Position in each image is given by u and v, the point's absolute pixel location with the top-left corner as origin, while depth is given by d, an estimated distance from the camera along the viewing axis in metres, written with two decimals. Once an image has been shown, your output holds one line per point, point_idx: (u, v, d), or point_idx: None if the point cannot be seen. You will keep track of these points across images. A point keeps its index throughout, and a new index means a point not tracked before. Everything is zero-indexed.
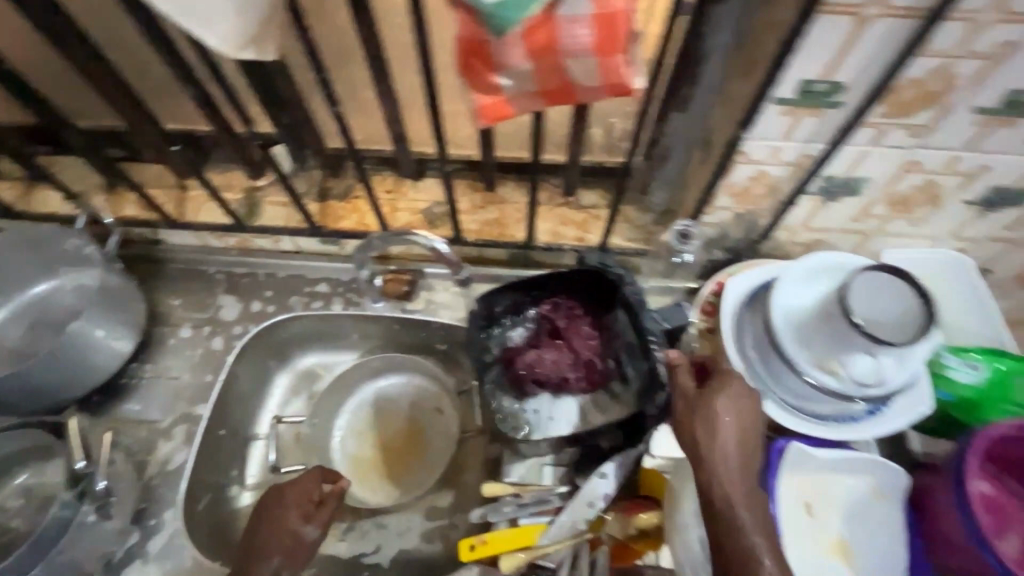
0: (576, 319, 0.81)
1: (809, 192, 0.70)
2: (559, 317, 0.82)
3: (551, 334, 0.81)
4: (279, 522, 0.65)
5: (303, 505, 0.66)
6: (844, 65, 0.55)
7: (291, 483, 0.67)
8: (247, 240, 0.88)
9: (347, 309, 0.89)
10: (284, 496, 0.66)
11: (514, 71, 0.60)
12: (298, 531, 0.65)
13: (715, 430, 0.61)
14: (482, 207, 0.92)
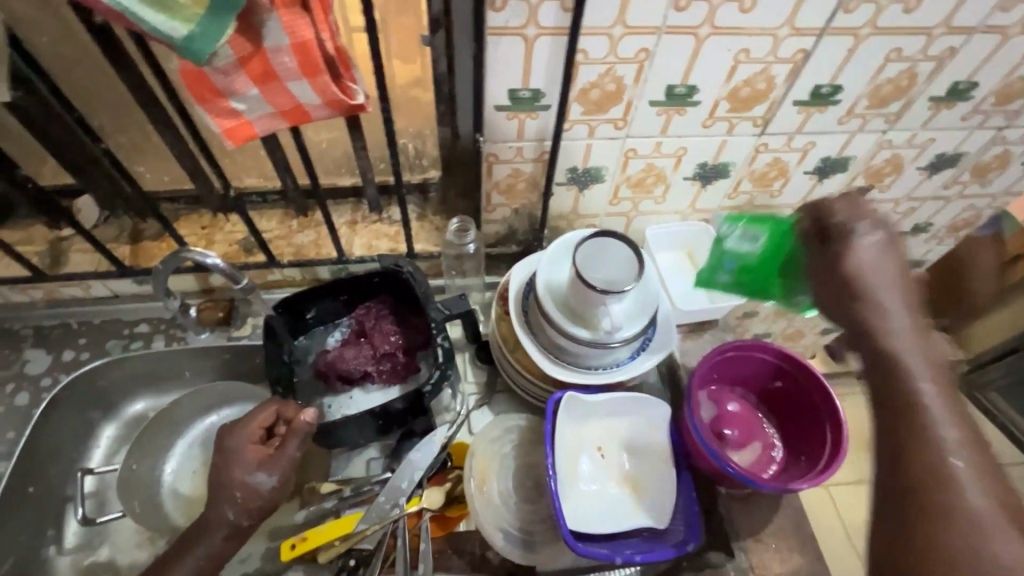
0: (381, 318, 0.84)
1: (562, 182, 0.82)
2: (363, 315, 0.84)
3: (358, 334, 0.84)
4: (231, 469, 0.65)
5: (256, 438, 0.68)
6: (534, 76, 0.65)
7: (241, 425, 0.68)
8: (52, 290, 0.86)
9: (170, 345, 0.89)
10: (232, 445, 0.67)
11: (243, 98, 0.56)
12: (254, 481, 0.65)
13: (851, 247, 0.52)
14: (297, 231, 0.91)
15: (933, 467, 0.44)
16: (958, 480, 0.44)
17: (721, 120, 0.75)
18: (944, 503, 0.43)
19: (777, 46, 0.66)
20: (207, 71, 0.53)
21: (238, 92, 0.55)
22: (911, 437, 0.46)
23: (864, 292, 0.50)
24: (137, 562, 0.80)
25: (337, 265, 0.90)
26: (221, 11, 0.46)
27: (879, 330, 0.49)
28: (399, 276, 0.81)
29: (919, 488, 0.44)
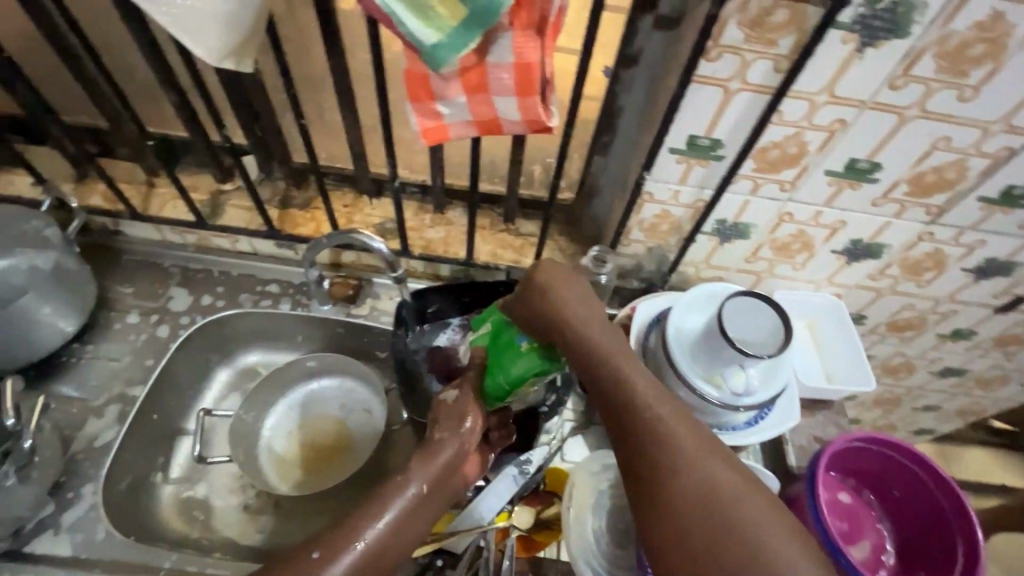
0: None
1: (706, 232, 0.81)
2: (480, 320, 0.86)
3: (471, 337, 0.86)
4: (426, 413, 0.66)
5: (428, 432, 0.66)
6: (719, 126, 0.65)
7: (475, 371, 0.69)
8: (205, 237, 0.93)
9: (294, 310, 0.93)
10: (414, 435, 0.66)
11: (449, 102, 0.58)
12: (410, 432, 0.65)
13: (567, 281, 0.63)
14: (430, 226, 0.95)
15: (696, 472, 0.51)
16: (709, 475, 0.51)
17: (894, 202, 0.72)
18: (712, 507, 0.50)
19: (984, 140, 0.63)
20: (430, 73, 0.55)
21: (448, 97, 0.58)
22: (654, 458, 0.53)
23: (591, 351, 0.58)
24: (230, 507, 0.84)
25: (461, 266, 0.93)
26: (473, 25, 0.48)
27: (596, 345, 0.59)
28: None
29: (678, 502, 0.50)
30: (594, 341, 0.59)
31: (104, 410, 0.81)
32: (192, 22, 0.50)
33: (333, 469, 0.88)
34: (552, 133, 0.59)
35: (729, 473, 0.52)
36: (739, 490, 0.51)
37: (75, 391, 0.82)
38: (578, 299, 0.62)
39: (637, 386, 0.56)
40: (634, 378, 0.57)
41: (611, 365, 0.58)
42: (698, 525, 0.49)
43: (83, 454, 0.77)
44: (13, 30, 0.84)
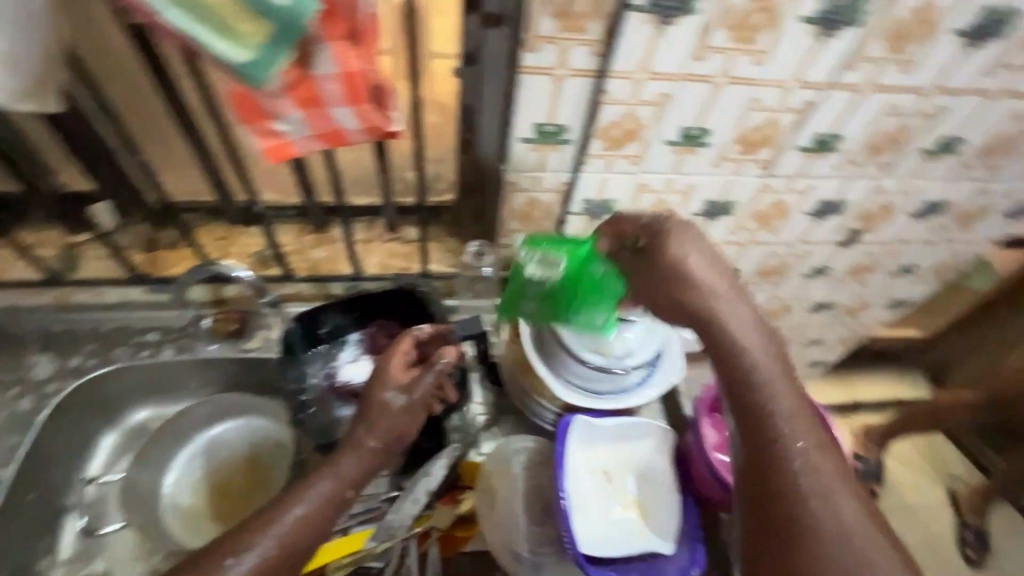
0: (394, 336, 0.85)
1: (576, 212, 0.85)
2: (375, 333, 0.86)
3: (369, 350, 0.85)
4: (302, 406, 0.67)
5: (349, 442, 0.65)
6: (559, 112, 0.69)
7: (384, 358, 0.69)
8: (65, 294, 0.86)
9: (180, 355, 0.88)
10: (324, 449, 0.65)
11: (283, 119, 0.57)
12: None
13: (679, 261, 0.56)
14: (313, 246, 0.93)
15: (817, 481, 0.53)
16: (824, 484, 0.53)
17: (731, 161, 0.80)
18: (833, 529, 0.51)
19: (788, 96, 0.71)
20: (254, 94, 0.55)
21: (281, 114, 0.57)
22: (780, 466, 0.53)
23: (723, 340, 0.56)
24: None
25: (351, 282, 0.93)
26: (280, 41, 0.48)
27: (741, 343, 0.56)
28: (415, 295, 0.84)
29: (798, 509, 0.52)
30: (737, 335, 0.56)
31: None
32: None
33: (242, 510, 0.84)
34: (393, 137, 0.61)
35: (840, 485, 0.53)
36: (855, 515, 0.52)
37: None
38: (727, 293, 0.57)
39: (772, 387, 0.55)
40: (760, 379, 0.55)
41: (739, 356, 0.56)
42: (827, 533, 0.51)
43: None
44: None
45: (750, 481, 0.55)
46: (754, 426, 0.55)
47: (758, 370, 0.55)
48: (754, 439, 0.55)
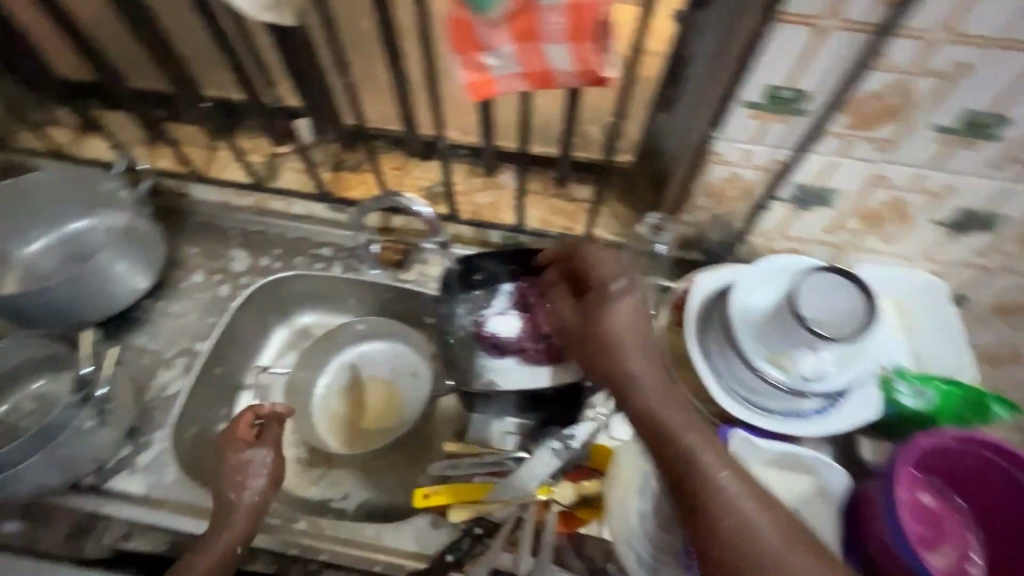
0: (547, 298, 0.83)
1: (781, 199, 0.72)
2: (528, 291, 0.84)
3: (519, 307, 0.84)
4: (230, 457, 0.70)
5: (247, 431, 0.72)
6: (807, 74, 0.56)
7: (228, 430, 0.72)
8: (263, 200, 0.96)
9: (346, 273, 0.94)
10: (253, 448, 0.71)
11: (455, 60, 0.55)
12: (253, 454, 0.70)
13: (616, 309, 0.69)
14: (480, 190, 0.91)
15: (737, 479, 0.58)
16: (741, 480, 0.58)
17: (1019, 163, 0.61)
18: (754, 505, 0.56)
19: None
20: (542, 17, 0.50)
21: (472, 54, 0.54)
22: (695, 450, 0.60)
23: (620, 364, 0.67)
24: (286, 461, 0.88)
25: (510, 233, 0.91)
26: None
27: (616, 367, 0.67)
28: (575, 259, 0.79)
29: (710, 493, 0.57)
30: (637, 361, 0.68)
31: (174, 363, 0.85)
32: None
33: (382, 426, 0.92)
34: (608, 83, 0.54)
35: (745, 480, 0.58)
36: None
37: (147, 343, 0.87)
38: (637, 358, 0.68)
39: (679, 416, 0.63)
40: (657, 398, 0.64)
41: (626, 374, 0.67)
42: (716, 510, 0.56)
43: (154, 403, 0.80)
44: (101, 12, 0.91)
45: (663, 463, 0.61)
46: (666, 430, 0.62)
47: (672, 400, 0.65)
48: (655, 439, 0.62)
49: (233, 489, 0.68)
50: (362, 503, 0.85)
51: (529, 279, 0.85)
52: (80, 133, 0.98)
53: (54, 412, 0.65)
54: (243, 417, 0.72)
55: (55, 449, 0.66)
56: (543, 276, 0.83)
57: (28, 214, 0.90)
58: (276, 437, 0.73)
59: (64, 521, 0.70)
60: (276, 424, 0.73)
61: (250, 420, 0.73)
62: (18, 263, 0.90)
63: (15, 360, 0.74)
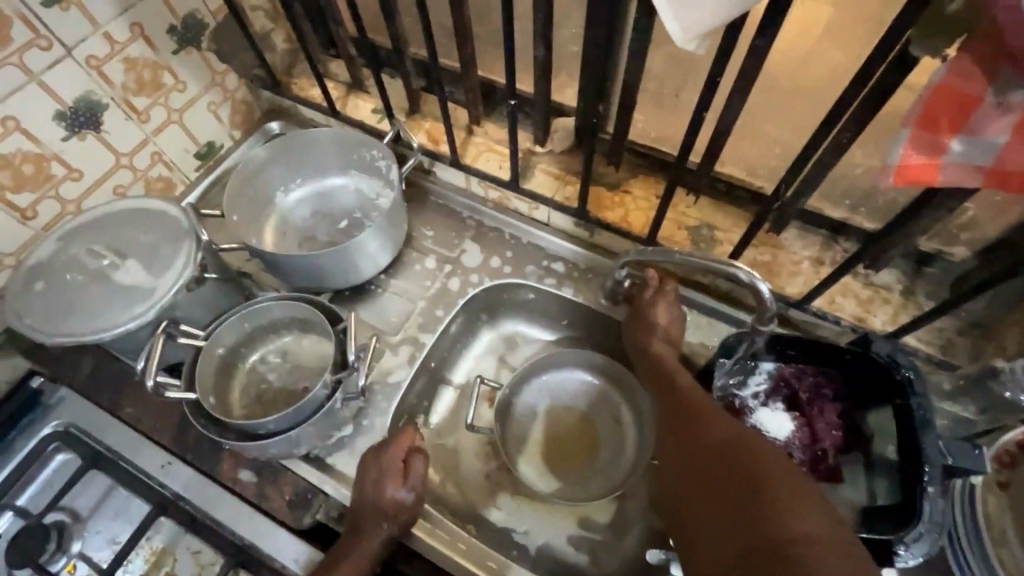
0: (831, 405, 0.70)
1: None
2: (806, 388, 0.70)
3: (790, 405, 0.71)
4: (380, 490, 0.67)
5: (395, 470, 0.68)
6: None
7: (386, 447, 0.70)
8: (507, 198, 0.91)
9: (576, 297, 0.87)
10: (385, 480, 0.68)
11: (915, 132, 0.41)
12: (401, 495, 0.67)
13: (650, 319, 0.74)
14: (756, 245, 0.79)
15: (799, 505, 0.45)
16: (808, 511, 0.44)
17: None
18: (839, 547, 0.41)
19: None
20: None
21: (947, 129, 0.40)
22: (755, 462, 0.50)
23: (662, 383, 0.67)
24: (474, 473, 0.85)
25: (782, 305, 0.77)
26: None
27: (672, 386, 0.65)
28: (887, 373, 0.65)
29: (785, 527, 0.44)
30: (675, 380, 0.66)
31: (399, 349, 0.83)
32: None
33: (578, 465, 0.86)
34: None
35: (828, 520, 0.44)
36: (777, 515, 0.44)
37: (375, 320, 0.86)
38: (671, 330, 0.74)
39: (727, 427, 0.55)
40: (698, 408, 0.60)
41: (686, 399, 0.62)
42: (801, 548, 0.42)
43: (378, 386, 0.80)
44: None
45: (709, 485, 0.51)
46: (716, 442, 0.54)
47: (741, 428, 0.55)
48: (706, 456, 0.54)
49: (375, 524, 0.66)
50: (545, 547, 0.80)
51: (811, 373, 0.71)
52: (350, 90, 0.99)
53: (314, 390, 0.65)
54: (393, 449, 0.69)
55: (307, 427, 0.66)
56: (826, 374, 0.70)
57: (295, 165, 0.92)
58: (422, 476, 0.69)
59: (291, 486, 0.72)
60: (423, 462, 0.70)
61: (404, 449, 0.70)
62: (277, 208, 0.92)
63: (275, 316, 0.75)
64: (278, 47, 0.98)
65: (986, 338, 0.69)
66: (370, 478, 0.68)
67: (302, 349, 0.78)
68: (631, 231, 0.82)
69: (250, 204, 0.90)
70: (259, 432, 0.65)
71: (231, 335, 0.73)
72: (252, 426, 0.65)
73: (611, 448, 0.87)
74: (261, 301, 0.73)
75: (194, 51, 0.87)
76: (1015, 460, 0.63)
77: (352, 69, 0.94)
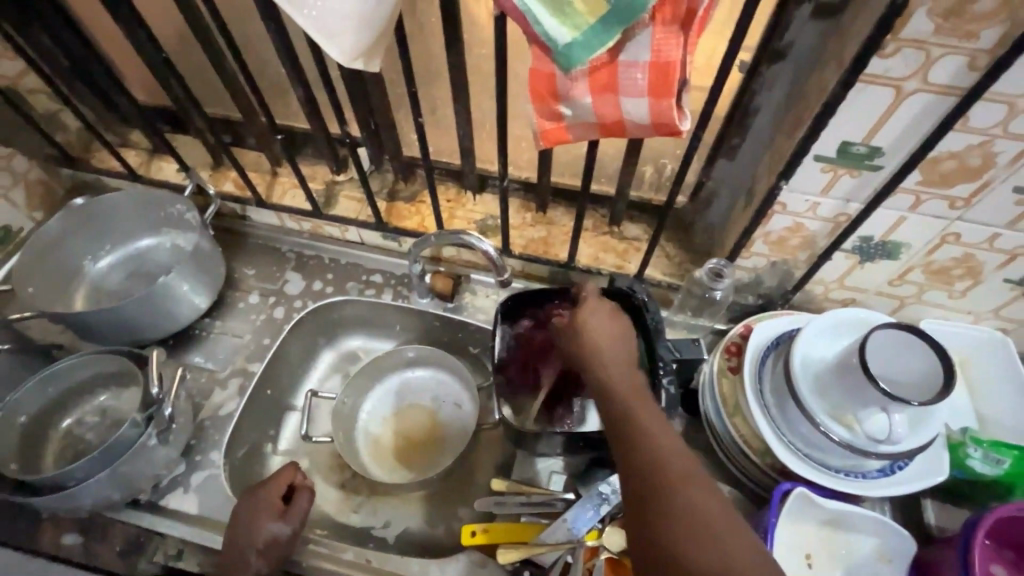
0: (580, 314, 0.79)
1: (844, 249, 0.71)
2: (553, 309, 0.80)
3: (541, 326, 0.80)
4: (255, 524, 0.68)
5: (274, 503, 0.70)
6: (882, 132, 0.56)
7: (265, 485, 0.72)
8: (319, 226, 0.99)
9: (396, 301, 0.96)
10: (254, 512, 0.69)
11: (538, 110, 0.56)
12: (276, 530, 0.69)
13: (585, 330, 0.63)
14: (531, 224, 0.92)
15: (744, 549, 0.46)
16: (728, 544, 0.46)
17: None
18: (696, 500, 0.48)
19: None
20: (619, 66, 0.50)
21: (552, 101, 0.55)
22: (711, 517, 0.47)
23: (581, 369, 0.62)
24: (327, 486, 0.89)
25: (560, 269, 0.91)
26: None
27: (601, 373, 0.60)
28: (631, 301, 0.78)
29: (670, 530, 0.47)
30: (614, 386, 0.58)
31: (228, 382, 0.87)
32: (330, 26, 0.51)
33: (429, 450, 0.93)
34: (684, 133, 0.53)
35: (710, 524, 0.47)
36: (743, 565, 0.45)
37: (202, 361, 0.89)
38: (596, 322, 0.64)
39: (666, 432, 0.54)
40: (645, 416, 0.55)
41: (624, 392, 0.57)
42: (677, 521, 0.47)
43: (209, 422, 0.82)
44: (176, 42, 0.94)
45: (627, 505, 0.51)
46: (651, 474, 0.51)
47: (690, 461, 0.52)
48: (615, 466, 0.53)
49: (244, 560, 0.67)
50: (403, 533, 0.85)
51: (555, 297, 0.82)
52: (151, 154, 1.03)
53: (120, 430, 0.67)
54: (276, 481, 0.71)
55: (119, 467, 0.67)
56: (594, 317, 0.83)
57: (99, 233, 0.93)
58: (302, 511, 0.71)
59: (121, 536, 0.72)
60: (307, 498, 0.72)
61: (285, 487, 0.72)
62: (87, 277, 0.93)
63: (83, 375, 0.76)
64: (69, 125, 1.01)
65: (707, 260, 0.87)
66: (247, 515, 0.69)
67: (119, 402, 0.79)
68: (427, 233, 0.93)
69: (52, 277, 0.90)
70: (67, 485, 0.65)
71: (33, 403, 0.73)
72: (58, 479, 0.65)
73: (456, 425, 0.94)
74: (63, 362, 0.74)
75: None
76: (741, 349, 0.79)
77: (147, 134, 0.99)
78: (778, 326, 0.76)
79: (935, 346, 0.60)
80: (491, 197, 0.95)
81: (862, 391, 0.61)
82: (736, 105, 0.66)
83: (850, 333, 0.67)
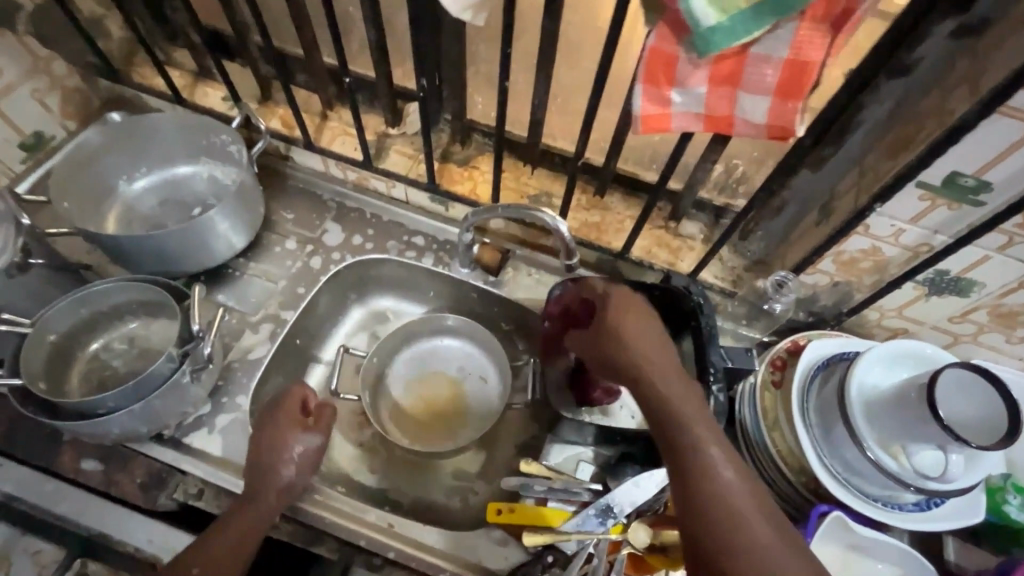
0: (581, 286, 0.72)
1: (915, 280, 0.69)
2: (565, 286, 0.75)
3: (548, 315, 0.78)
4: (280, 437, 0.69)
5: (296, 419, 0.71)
6: (998, 167, 0.53)
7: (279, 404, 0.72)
8: (365, 178, 0.95)
9: (437, 266, 0.93)
10: (274, 424, 0.70)
11: (646, 92, 0.52)
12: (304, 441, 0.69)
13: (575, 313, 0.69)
14: (586, 208, 0.90)
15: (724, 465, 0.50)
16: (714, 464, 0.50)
17: None
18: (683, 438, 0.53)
19: None
20: (750, 59, 0.47)
21: (663, 85, 0.52)
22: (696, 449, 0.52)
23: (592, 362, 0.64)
24: (346, 443, 0.88)
25: (610, 258, 0.89)
26: None
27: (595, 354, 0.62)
28: (685, 301, 0.77)
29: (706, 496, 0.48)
30: (630, 355, 0.58)
31: (259, 327, 0.84)
32: None
33: (452, 419, 0.92)
34: (799, 138, 0.50)
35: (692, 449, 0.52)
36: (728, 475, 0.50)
37: (234, 302, 0.86)
38: (591, 337, 0.64)
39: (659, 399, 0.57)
40: (658, 380, 0.55)
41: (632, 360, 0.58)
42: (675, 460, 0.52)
43: (238, 364, 0.80)
44: None
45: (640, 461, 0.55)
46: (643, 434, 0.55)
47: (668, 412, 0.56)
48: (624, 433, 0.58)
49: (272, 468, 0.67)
50: (419, 500, 0.85)
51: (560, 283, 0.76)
52: (196, 77, 0.98)
53: (157, 363, 0.65)
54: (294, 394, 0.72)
55: (152, 400, 0.66)
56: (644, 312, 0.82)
57: (137, 153, 0.89)
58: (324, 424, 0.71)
59: (142, 469, 0.70)
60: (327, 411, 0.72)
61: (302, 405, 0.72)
62: (121, 198, 0.90)
63: (115, 300, 0.73)
64: (113, 34, 0.95)
65: (762, 270, 0.85)
66: (270, 429, 0.69)
67: (149, 333, 0.76)
68: (479, 202, 0.90)
69: (86, 193, 0.86)
70: (96, 412, 0.63)
71: (64, 323, 0.70)
72: (89, 405, 0.63)
73: (483, 395, 0.94)
74: (99, 285, 0.71)
75: (8, 33, 0.83)
76: (785, 364, 0.78)
77: (196, 55, 0.94)
78: (831, 348, 0.74)
79: (1002, 389, 0.60)
80: (548, 174, 0.92)
81: (920, 425, 0.61)
82: (838, 116, 0.63)
83: (908, 365, 0.66)
